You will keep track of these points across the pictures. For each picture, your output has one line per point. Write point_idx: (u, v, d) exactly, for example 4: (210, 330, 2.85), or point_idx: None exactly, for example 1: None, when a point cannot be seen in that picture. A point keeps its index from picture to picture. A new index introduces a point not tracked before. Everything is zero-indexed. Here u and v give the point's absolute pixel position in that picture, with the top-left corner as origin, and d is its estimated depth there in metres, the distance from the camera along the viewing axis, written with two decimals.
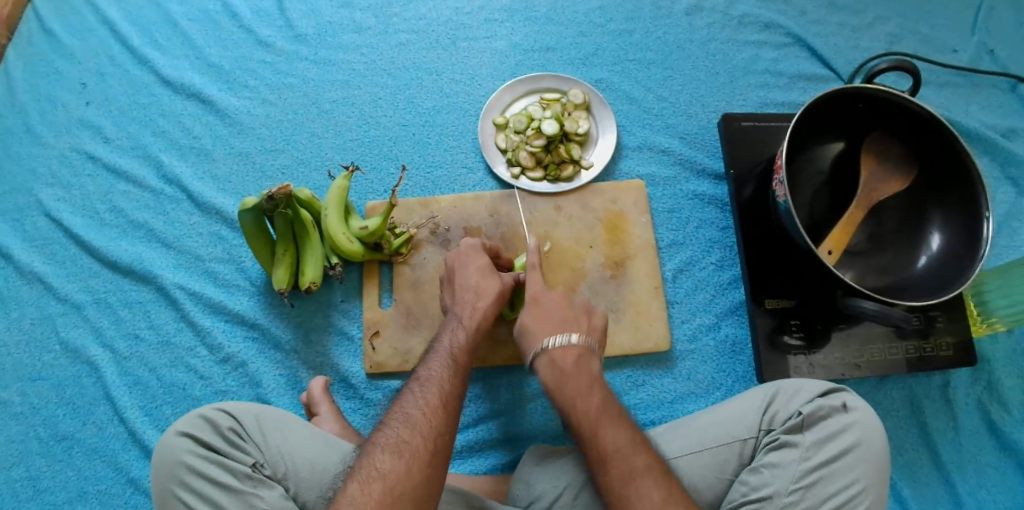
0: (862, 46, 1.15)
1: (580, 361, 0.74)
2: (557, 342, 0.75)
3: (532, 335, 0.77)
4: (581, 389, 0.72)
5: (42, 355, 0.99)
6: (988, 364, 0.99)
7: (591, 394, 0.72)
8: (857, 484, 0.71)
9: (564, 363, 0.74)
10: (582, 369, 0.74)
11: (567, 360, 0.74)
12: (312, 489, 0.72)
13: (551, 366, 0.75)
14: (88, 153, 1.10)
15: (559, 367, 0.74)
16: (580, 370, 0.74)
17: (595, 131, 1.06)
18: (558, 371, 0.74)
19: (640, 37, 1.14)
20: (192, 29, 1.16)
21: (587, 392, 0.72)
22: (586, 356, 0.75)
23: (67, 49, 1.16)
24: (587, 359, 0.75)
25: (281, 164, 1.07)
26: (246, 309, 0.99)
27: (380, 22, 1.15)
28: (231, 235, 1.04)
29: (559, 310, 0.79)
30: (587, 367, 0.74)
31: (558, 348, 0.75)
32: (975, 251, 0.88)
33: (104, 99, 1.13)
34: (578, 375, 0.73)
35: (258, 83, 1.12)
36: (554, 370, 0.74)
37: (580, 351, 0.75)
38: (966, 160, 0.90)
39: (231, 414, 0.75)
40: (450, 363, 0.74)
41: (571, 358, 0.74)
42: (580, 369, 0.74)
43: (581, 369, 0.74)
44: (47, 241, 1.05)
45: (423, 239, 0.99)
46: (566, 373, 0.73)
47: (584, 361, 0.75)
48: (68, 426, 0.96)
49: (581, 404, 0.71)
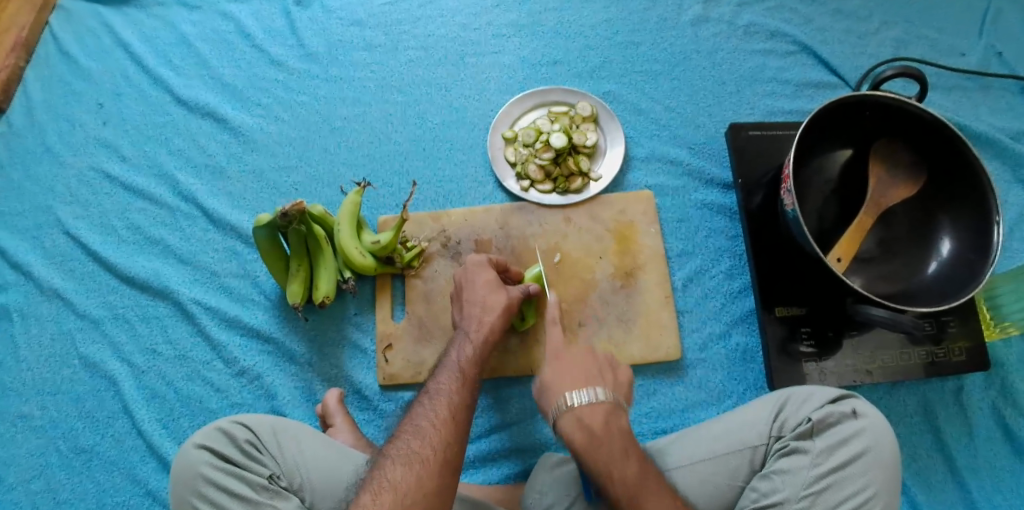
0: (868, 53, 1.15)
1: (608, 421, 0.73)
2: (583, 401, 0.74)
3: (554, 390, 0.76)
4: (615, 458, 0.71)
5: (61, 370, 1.01)
6: (1002, 368, 0.99)
7: (626, 461, 0.71)
8: (868, 490, 0.71)
9: (592, 421, 0.73)
10: (613, 431, 0.73)
11: (596, 418, 0.73)
12: (327, 499, 0.73)
13: (577, 424, 0.73)
14: (105, 171, 1.12)
15: (589, 428, 0.73)
16: (610, 431, 0.73)
17: (603, 143, 1.07)
18: (587, 430, 0.72)
19: (646, 49, 1.15)
20: (205, 49, 1.19)
21: (622, 459, 0.71)
22: (615, 412, 0.74)
23: (84, 71, 1.18)
24: (616, 415, 0.74)
25: (294, 180, 1.09)
26: (261, 323, 1.01)
27: (389, 39, 1.17)
28: (246, 251, 1.06)
29: (579, 364, 0.78)
30: (617, 425, 0.74)
31: (585, 406, 0.74)
32: (986, 255, 0.88)
33: (121, 118, 1.16)
34: (610, 438, 0.72)
35: (270, 101, 1.14)
36: (581, 429, 0.73)
37: (609, 407, 0.74)
38: (975, 164, 0.89)
39: (248, 426, 0.76)
40: (459, 375, 0.75)
41: (599, 417, 0.73)
42: (610, 431, 0.73)
43: (611, 428, 0.73)
44: (66, 258, 1.08)
45: (434, 252, 1.01)
46: (598, 438, 0.72)
47: (612, 420, 0.74)
48: (87, 439, 0.98)
49: (617, 471, 0.70)
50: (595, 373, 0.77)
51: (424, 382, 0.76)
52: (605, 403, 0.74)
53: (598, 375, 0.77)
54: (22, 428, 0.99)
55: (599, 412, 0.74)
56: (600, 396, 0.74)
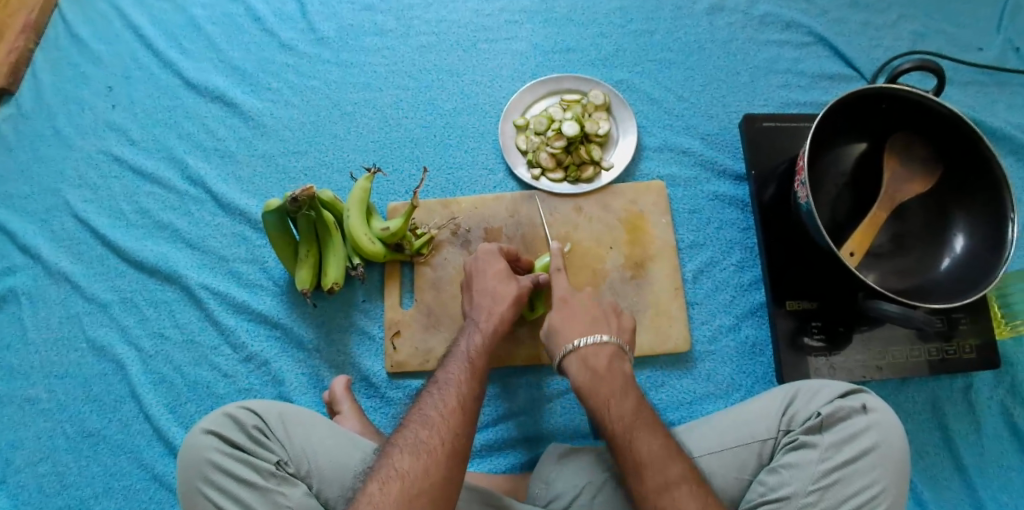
0: (885, 45, 1.14)
1: (611, 361, 0.76)
2: (588, 341, 0.77)
3: (560, 335, 0.79)
4: (614, 391, 0.73)
5: (69, 353, 1.01)
6: (1012, 367, 0.98)
7: (624, 398, 0.73)
8: (877, 485, 0.71)
9: (595, 362, 0.76)
10: (615, 370, 0.75)
11: (599, 359, 0.76)
12: (335, 487, 0.73)
13: (584, 366, 0.76)
14: (113, 154, 1.12)
15: (591, 366, 0.75)
16: (613, 370, 0.75)
17: (615, 132, 1.06)
18: (591, 370, 0.75)
19: (661, 38, 1.13)
20: (215, 33, 1.17)
21: (621, 395, 0.73)
22: (618, 356, 0.77)
23: (93, 53, 1.17)
24: (619, 359, 0.77)
25: (304, 165, 1.09)
26: (269, 308, 1.01)
27: (401, 24, 1.16)
28: (254, 236, 1.05)
29: (585, 310, 0.81)
30: (620, 367, 0.76)
31: (589, 348, 0.77)
32: (1001, 252, 0.87)
33: (130, 102, 1.15)
34: (611, 376, 0.75)
35: (280, 86, 1.13)
36: (586, 370, 0.75)
37: (613, 351, 0.77)
38: (992, 160, 0.88)
39: (255, 412, 0.76)
40: (468, 365, 0.75)
41: (602, 357, 0.76)
42: (612, 370, 0.75)
43: (613, 368, 0.75)
44: (74, 241, 1.07)
45: (444, 240, 1.00)
46: (599, 374, 0.75)
47: (614, 361, 0.76)
48: (94, 423, 0.98)
49: (615, 407, 0.72)
50: (598, 318, 0.80)
51: (433, 371, 0.76)
52: (610, 346, 0.77)
53: (602, 320, 0.80)
54: (30, 410, 0.99)
55: (602, 354, 0.76)
56: (604, 340, 0.77)
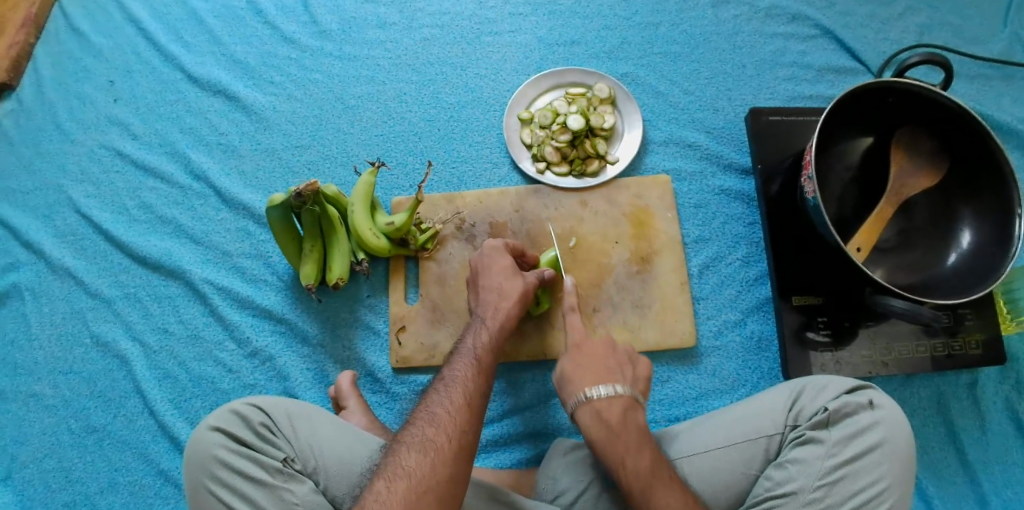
0: (891, 38, 1.13)
1: (626, 414, 0.74)
2: (602, 394, 0.75)
3: (577, 384, 0.77)
4: (629, 447, 0.71)
5: (73, 349, 1.01)
6: (1017, 362, 0.98)
7: (641, 454, 0.71)
8: (882, 482, 0.71)
9: (609, 414, 0.74)
10: (629, 424, 0.73)
11: (613, 412, 0.74)
12: (342, 484, 0.73)
13: (596, 418, 0.74)
14: (116, 149, 1.11)
15: (605, 420, 0.74)
16: (627, 424, 0.73)
17: (620, 126, 1.05)
18: (605, 425, 0.73)
19: (666, 30, 1.12)
20: (217, 26, 1.17)
21: (636, 451, 0.71)
22: (632, 408, 0.75)
23: (94, 47, 1.16)
24: (633, 410, 0.75)
25: (307, 160, 1.08)
26: (273, 304, 1.00)
27: (404, 17, 1.15)
28: (258, 231, 1.05)
29: (598, 360, 0.79)
30: (634, 419, 0.74)
31: (602, 400, 0.75)
32: (1008, 246, 0.87)
33: (131, 96, 1.14)
34: (626, 431, 0.73)
35: (283, 79, 1.12)
36: (599, 423, 0.74)
37: (626, 402, 0.75)
38: (998, 154, 0.88)
39: (261, 408, 0.76)
40: (475, 362, 0.75)
41: (616, 410, 0.74)
42: (627, 423, 0.73)
43: (628, 422, 0.73)
44: (77, 237, 1.07)
45: (448, 234, 1.00)
46: (614, 429, 0.73)
47: (629, 414, 0.74)
48: (99, 418, 0.98)
49: (632, 463, 0.70)
50: (610, 369, 0.78)
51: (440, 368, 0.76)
52: (623, 397, 0.75)
53: (616, 370, 0.78)
54: (35, 406, 0.99)
55: (616, 406, 0.75)
56: (619, 391, 0.75)
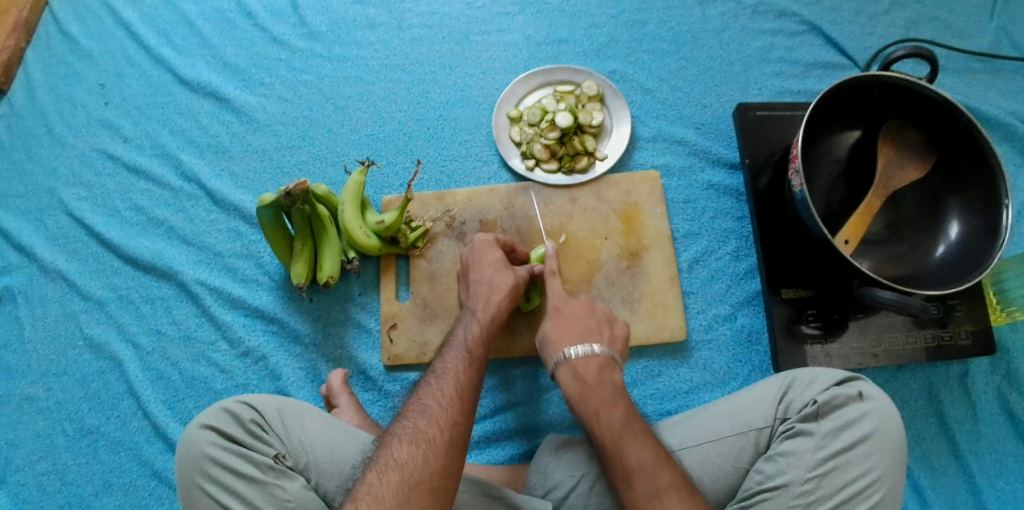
0: (877, 33, 1.14)
1: (602, 371, 0.77)
2: (579, 352, 0.78)
3: (554, 344, 0.80)
4: (603, 402, 0.74)
5: (66, 351, 1.01)
6: (1008, 352, 0.98)
7: (614, 407, 0.73)
8: (872, 473, 0.71)
9: (586, 372, 0.77)
10: (604, 381, 0.76)
11: (589, 370, 0.77)
12: (333, 480, 0.73)
13: (572, 376, 0.77)
14: (108, 152, 1.11)
15: (581, 376, 0.77)
16: (602, 381, 0.76)
17: (609, 122, 1.06)
18: (581, 380, 0.76)
19: (654, 28, 1.13)
20: (207, 29, 1.17)
21: (610, 406, 0.73)
22: (609, 367, 0.78)
23: (85, 51, 1.17)
24: (610, 370, 0.78)
25: (298, 160, 1.08)
26: (265, 303, 1.01)
27: (393, 17, 1.15)
28: (249, 231, 1.05)
29: (579, 321, 0.82)
30: (610, 378, 0.77)
31: (579, 358, 0.78)
32: (996, 239, 0.88)
33: (123, 99, 1.14)
34: (601, 386, 0.75)
35: (273, 81, 1.13)
36: (575, 380, 0.77)
37: (603, 361, 0.78)
38: (986, 146, 0.88)
39: (253, 406, 0.76)
40: (466, 356, 0.75)
41: (593, 367, 0.77)
42: (602, 381, 0.76)
43: (604, 379, 0.76)
44: (69, 240, 1.07)
45: (439, 232, 1.00)
46: (589, 385, 0.76)
47: (605, 373, 0.77)
48: (93, 420, 0.98)
49: (605, 417, 0.73)
50: (590, 329, 0.81)
51: (432, 362, 0.76)
52: (600, 357, 0.78)
53: (594, 331, 0.81)
54: (28, 409, 0.99)
55: (593, 364, 0.78)
56: (595, 350, 0.78)
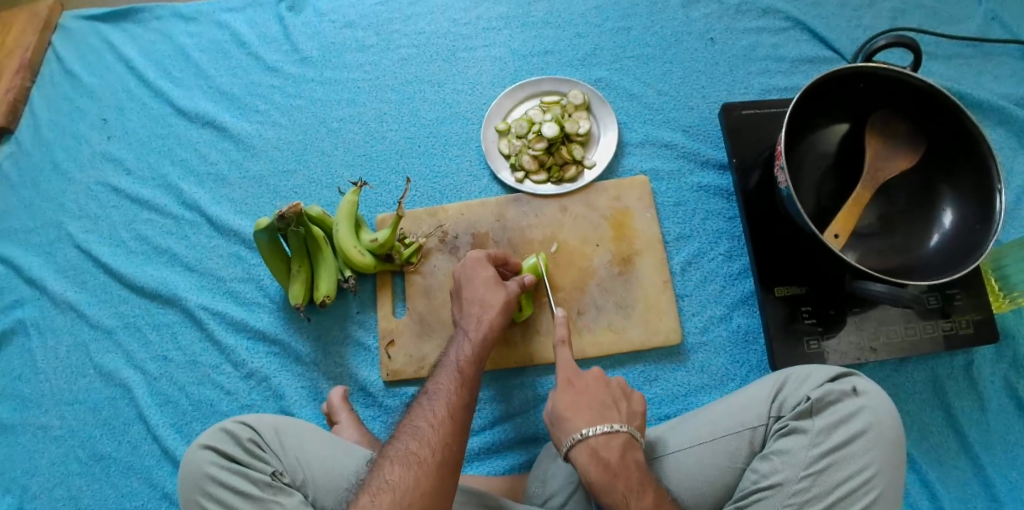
0: (864, 25, 1.13)
1: (624, 452, 0.72)
2: (597, 431, 0.72)
3: (568, 423, 0.74)
4: (632, 489, 0.70)
5: (78, 380, 1.04)
6: (1012, 340, 0.97)
7: (642, 494, 0.70)
8: (868, 469, 0.71)
9: (607, 454, 0.72)
10: (629, 462, 0.72)
11: (611, 450, 0.72)
12: (330, 496, 0.75)
13: (594, 457, 0.71)
14: (111, 185, 1.15)
15: (604, 459, 0.71)
16: (627, 463, 0.71)
17: (596, 130, 1.07)
18: (604, 463, 0.71)
19: (638, 33, 1.14)
20: (203, 59, 1.20)
21: (638, 493, 0.70)
22: (631, 446, 0.73)
23: (87, 87, 1.21)
24: (632, 448, 0.73)
25: (294, 184, 1.11)
26: (267, 325, 1.03)
27: (382, 38, 1.17)
28: (249, 255, 1.08)
29: (594, 395, 0.76)
30: (633, 457, 0.72)
31: (600, 438, 0.72)
32: (990, 225, 0.86)
33: (124, 132, 1.18)
34: (626, 470, 0.71)
35: (268, 107, 1.16)
36: (597, 462, 0.71)
37: (625, 439, 0.73)
38: (974, 131, 0.87)
39: (251, 426, 0.78)
40: (457, 375, 0.76)
41: (615, 447, 0.72)
42: (627, 461, 0.72)
43: (627, 458, 0.72)
44: (78, 271, 1.10)
45: (432, 248, 1.01)
46: (613, 469, 0.71)
47: (628, 452, 0.72)
48: (105, 446, 1.01)
49: (634, 506, 0.69)
50: (608, 405, 0.75)
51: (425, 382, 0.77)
52: (621, 435, 0.73)
53: (612, 408, 0.75)
54: (43, 438, 1.02)
55: (614, 443, 0.72)
56: (617, 430, 0.73)
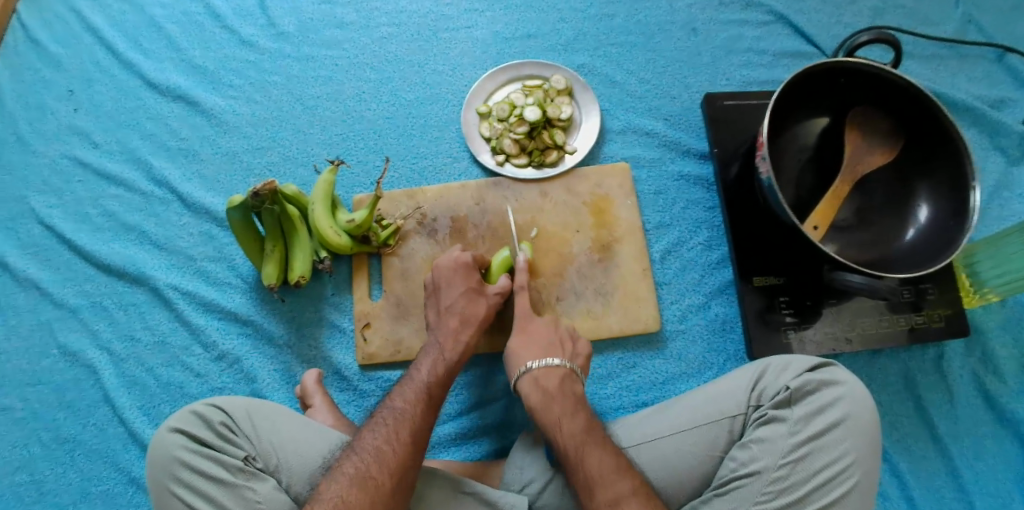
0: (844, 22, 1.14)
1: (563, 383, 0.78)
2: (539, 364, 0.79)
3: (517, 356, 0.82)
4: (566, 411, 0.75)
5: (41, 360, 1.00)
6: (980, 334, 0.99)
7: (575, 417, 0.74)
8: (846, 457, 0.72)
9: (547, 382, 0.78)
10: (566, 391, 0.77)
11: (550, 380, 0.78)
12: (305, 481, 0.73)
13: (534, 385, 0.78)
14: (79, 159, 1.11)
15: (543, 386, 0.77)
16: (564, 392, 0.77)
17: (578, 116, 1.06)
18: (543, 391, 0.77)
19: (621, 21, 1.13)
20: (175, 32, 1.17)
21: (571, 415, 0.74)
22: (570, 378, 0.79)
23: (54, 58, 1.16)
24: (571, 381, 0.79)
25: (268, 161, 1.08)
26: (238, 306, 1.00)
27: (361, 16, 1.15)
28: (221, 234, 1.05)
29: (541, 335, 0.83)
30: (571, 388, 0.78)
31: (542, 369, 0.79)
32: (965, 218, 0.88)
33: (93, 105, 1.14)
34: (563, 397, 0.76)
35: (242, 83, 1.13)
36: (537, 389, 0.77)
37: (565, 372, 0.79)
38: (950, 128, 0.89)
39: (222, 408, 0.75)
40: (423, 395, 0.78)
41: (554, 378, 0.78)
42: (564, 390, 0.77)
43: (565, 388, 0.77)
44: (42, 248, 1.06)
45: (410, 230, 1.00)
46: (551, 395, 0.77)
47: (567, 383, 0.78)
48: (69, 429, 0.97)
49: (567, 426, 0.73)
50: (553, 343, 0.83)
51: (387, 398, 0.79)
52: (561, 368, 0.79)
53: (556, 346, 0.82)
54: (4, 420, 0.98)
55: (554, 375, 0.79)
56: (556, 362, 0.79)
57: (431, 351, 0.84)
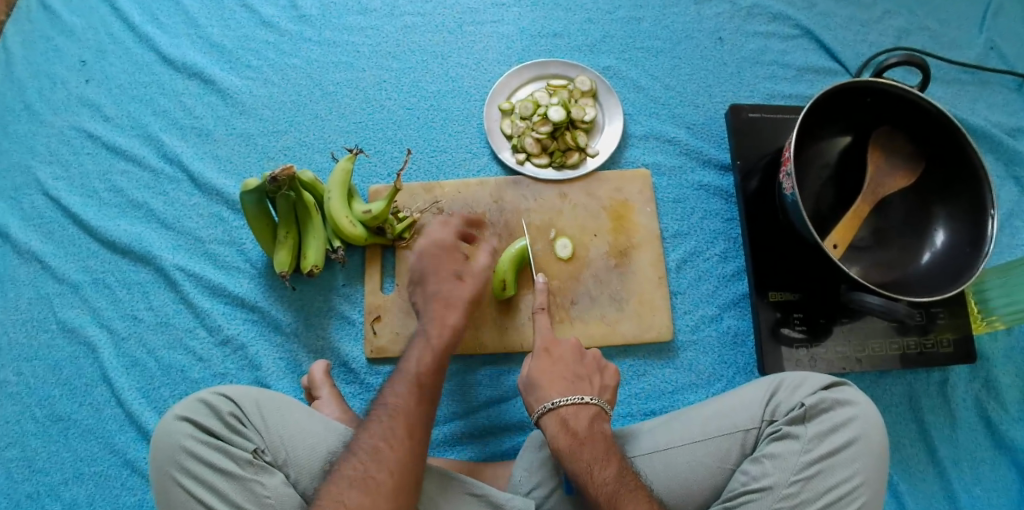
0: (870, 41, 1.14)
1: (593, 423, 0.75)
2: (568, 401, 0.76)
3: (543, 388, 0.78)
4: (596, 457, 0.72)
5: (39, 335, 0.98)
6: (985, 361, 1.00)
7: (607, 465, 0.72)
8: (856, 478, 0.72)
9: (576, 423, 0.75)
10: (596, 432, 0.75)
11: (579, 421, 0.75)
12: (313, 477, 0.72)
13: (562, 425, 0.75)
14: (87, 131, 1.08)
15: (571, 428, 0.75)
16: (594, 436, 0.74)
17: (601, 119, 1.05)
18: (572, 433, 0.74)
19: (648, 25, 1.12)
20: (194, 7, 1.14)
21: (603, 462, 0.72)
22: (599, 418, 0.77)
23: (67, 26, 1.13)
24: (600, 420, 0.77)
25: (283, 145, 1.06)
26: (245, 291, 0.99)
27: (386, 4, 1.13)
28: (231, 217, 1.03)
29: (568, 368, 0.80)
30: (601, 429, 0.75)
31: (569, 407, 0.76)
32: (981, 247, 0.88)
33: (104, 77, 1.11)
34: (594, 441, 0.74)
35: (260, 63, 1.11)
36: (565, 430, 0.74)
37: (594, 412, 0.76)
38: (972, 156, 0.89)
39: (231, 398, 0.74)
40: (415, 389, 0.77)
41: (584, 418, 0.76)
42: (593, 432, 0.75)
43: (595, 429, 0.75)
44: (45, 220, 1.04)
45: (426, 224, 0.99)
46: (580, 438, 0.74)
47: (596, 423, 0.76)
48: (64, 407, 0.95)
49: (598, 474, 0.71)
50: (581, 377, 0.80)
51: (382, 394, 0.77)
52: (591, 408, 0.77)
53: (584, 380, 0.80)
54: None
55: (583, 415, 0.76)
56: (586, 400, 0.77)
57: (417, 341, 0.83)
